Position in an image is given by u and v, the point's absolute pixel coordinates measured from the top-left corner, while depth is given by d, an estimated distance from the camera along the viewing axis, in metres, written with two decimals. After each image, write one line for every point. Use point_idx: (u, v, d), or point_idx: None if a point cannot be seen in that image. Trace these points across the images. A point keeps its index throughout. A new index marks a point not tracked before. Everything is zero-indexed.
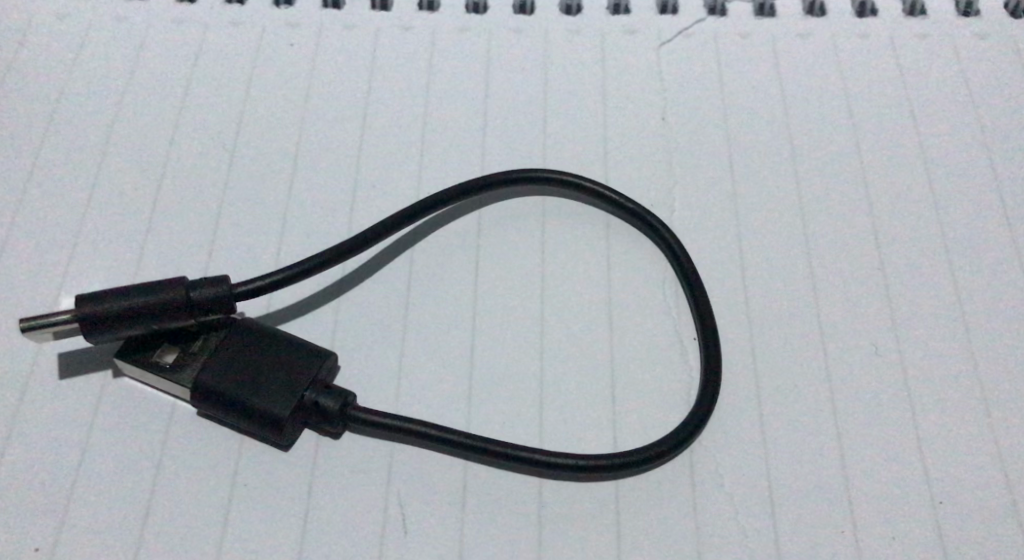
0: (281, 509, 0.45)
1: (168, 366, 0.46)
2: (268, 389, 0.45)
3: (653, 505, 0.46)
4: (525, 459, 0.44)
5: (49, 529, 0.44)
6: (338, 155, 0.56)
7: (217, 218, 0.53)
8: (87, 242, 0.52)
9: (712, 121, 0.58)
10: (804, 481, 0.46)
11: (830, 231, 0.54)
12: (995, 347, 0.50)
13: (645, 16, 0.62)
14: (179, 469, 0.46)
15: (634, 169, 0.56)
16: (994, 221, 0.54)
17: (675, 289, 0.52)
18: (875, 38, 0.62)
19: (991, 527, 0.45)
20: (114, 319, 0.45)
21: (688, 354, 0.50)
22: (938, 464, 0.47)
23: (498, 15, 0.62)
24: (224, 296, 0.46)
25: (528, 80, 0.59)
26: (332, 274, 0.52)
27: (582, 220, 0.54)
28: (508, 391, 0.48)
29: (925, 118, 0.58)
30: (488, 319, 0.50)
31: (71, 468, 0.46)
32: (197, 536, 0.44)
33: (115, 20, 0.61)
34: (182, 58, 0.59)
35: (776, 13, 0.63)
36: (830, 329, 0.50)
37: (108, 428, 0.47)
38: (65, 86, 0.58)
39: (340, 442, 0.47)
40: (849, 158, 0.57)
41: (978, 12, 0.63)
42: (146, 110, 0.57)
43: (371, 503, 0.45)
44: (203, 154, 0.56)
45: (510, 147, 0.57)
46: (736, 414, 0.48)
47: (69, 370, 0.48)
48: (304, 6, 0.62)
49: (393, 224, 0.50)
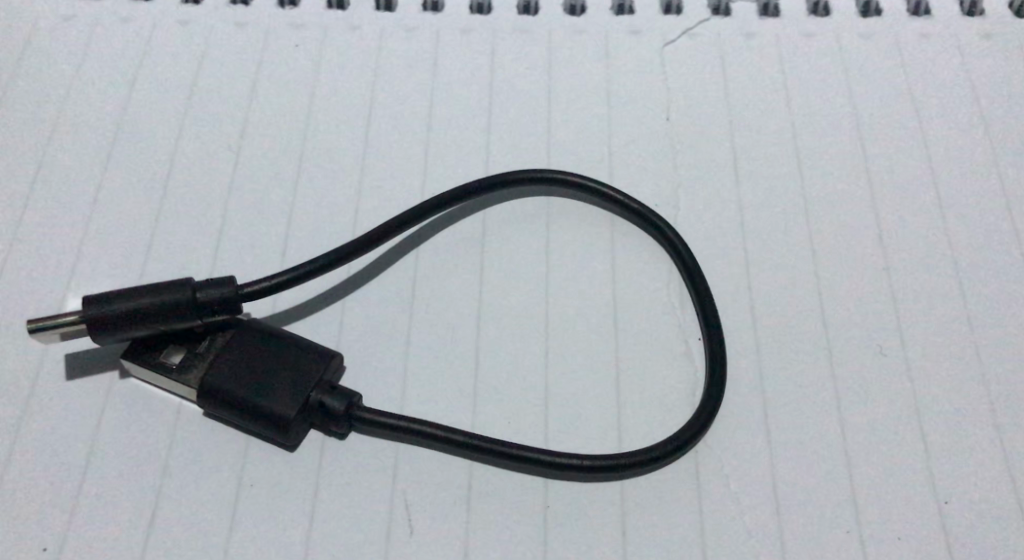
0: (287, 508, 0.45)
1: (174, 367, 0.47)
2: (274, 390, 0.45)
3: (659, 505, 0.45)
4: (529, 459, 0.45)
5: (57, 530, 0.45)
6: (342, 156, 0.56)
7: (222, 220, 0.53)
8: (94, 243, 0.53)
9: (716, 121, 0.58)
10: (809, 480, 0.46)
11: (834, 230, 0.54)
12: (999, 346, 0.50)
13: (648, 15, 0.62)
14: (185, 470, 0.46)
15: (638, 169, 0.56)
16: (1000, 218, 0.54)
17: (680, 289, 0.52)
18: (879, 37, 0.61)
19: (996, 524, 0.45)
20: (120, 320, 0.45)
21: (692, 354, 0.50)
22: (944, 463, 0.47)
23: (502, 16, 0.62)
24: (229, 297, 0.46)
25: (532, 81, 0.59)
26: (338, 274, 0.52)
27: (587, 221, 0.54)
28: (514, 391, 0.48)
29: (930, 116, 0.58)
30: (493, 320, 0.50)
31: (77, 469, 0.46)
32: (205, 536, 0.44)
33: (120, 23, 0.61)
34: (188, 60, 0.60)
35: (780, 13, 0.62)
36: (835, 327, 0.50)
37: (115, 429, 0.47)
38: (72, 87, 0.59)
39: (345, 443, 0.47)
40: (854, 157, 0.56)
41: (983, 11, 0.62)
42: (151, 111, 0.58)
43: (377, 504, 0.45)
44: (208, 157, 0.56)
45: (513, 147, 0.57)
46: (740, 413, 0.48)
47: (76, 371, 0.49)
48: (308, 7, 0.62)
49: (397, 225, 0.50)
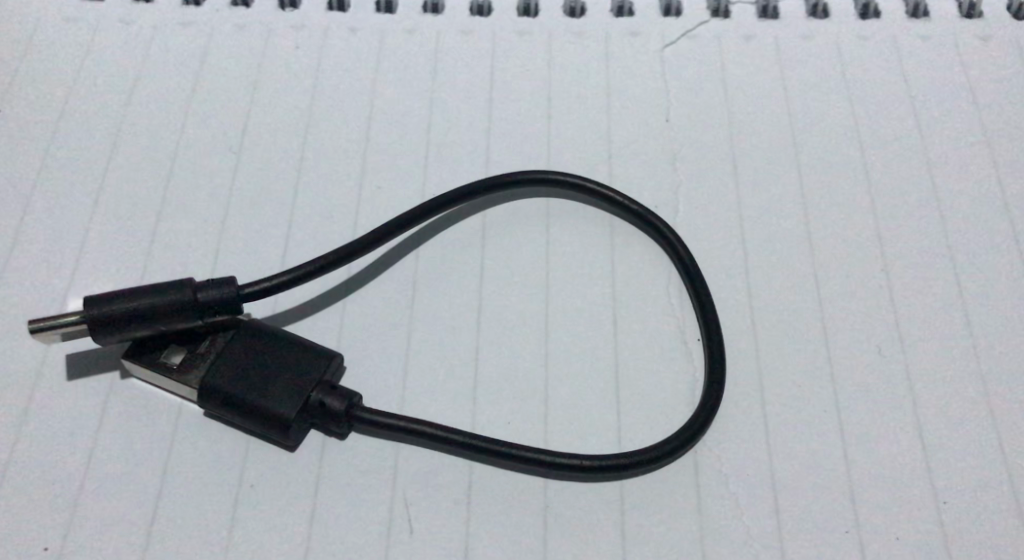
0: (287, 507, 0.45)
1: (175, 367, 0.47)
2: (275, 389, 0.45)
3: (658, 504, 0.46)
4: (528, 458, 0.45)
5: (58, 529, 0.45)
6: (342, 157, 0.56)
7: (223, 220, 0.54)
8: (96, 244, 0.53)
9: (715, 123, 0.58)
10: (808, 479, 0.46)
11: (833, 231, 0.54)
12: (998, 347, 0.50)
13: (648, 18, 0.63)
14: (186, 470, 0.46)
15: (637, 170, 0.56)
16: (998, 220, 0.54)
17: (679, 290, 0.52)
18: (877, 39, 0.62)
19: (993, 525, 0.45)
20: (122, 321, 0.45)
21: (691, 354, 0.50)
22: (942, 462, 0.47)
23: (502, 18, 0.62)
24: (230, 297, 0.46)
25: (532, 83, 0.60)
26: (338, 275, 0.52)
27: (586, 222, 0.54)
28: (514, 391, 0.48)
29: (929, 119, 0.58)
30: (493, 320, 0.51)
31: (79, 469, 0.46)
32: (206, 536, 0.45)
33: (120, 24, 0.61)
34: (189, 61, 0.60)
35: (779, 15, 0.63)
36: (833, 327, 0.51)
37: (117, 429, 0.47)
38: (72, 87, 0.59)
39: (345, 442, 0.47)
40: (852, 158, 0.57)
41: (982, 13, 0.62)
42: (152, 112, 0.58)
43: (377, 503, 0.45)
44: (209, 157, 0.56)
45: (513, 148, 0.57)
46: (738, 413, 0.48)
47: (78, 371, 0.49)
48: (308, 9, 0.62)
49: (398, 226, 0.50)
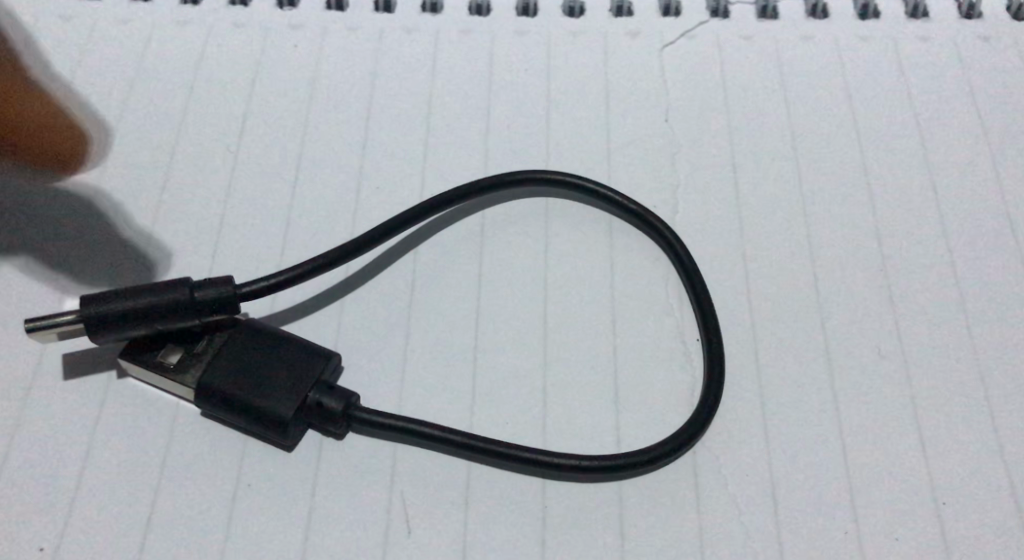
0: (283, 507, 0.45)
1: (172, 366, 0.46)
2: (272, 389, 0.45)
3: (657, 505, 0.45)
4: (526, 459, 0.45)
5: (53, 529, 0.44)
6: (341, 156, 0.56)
7: (221, 220, 0.53)
8: (93, 242, 0.53)
9: (714, 123, 0.58)
10: (806, 480, 0.46)
11: (832, 232, 0.54)
12: (998, 348, 0.50)
13: (647, 17, 0.62)
14: (183, 469, 0.46)
15: (636, 170, 0.56)
16: (997, 221, 0.54)
17: (677, 290, 0.52)
18: (877, 39, 0.61)
19: (993, 526, 0.45)
20: (119, 320, 0.45)
21: (689, 354, 0.50)
22: (941, 464, 0.47)
23: (501, 18, 0.62)
24: (227, 297, 0.46)
25: (531, 83, 0.60)
26: (336, 275, 0.52)
27: (586, 222, 0.54)
28: (512, 392, 0.48)
29: (929, 119, 0.58)
30: (492, 320, 0.50)
31: (75, 468, 0.46)
32: (202, 536, 0.44)
33: (118, 24, 0.61)
34: (187, 61, 0.60)
35: (778, 15, 0.63)
36: (833, 328, 0.50)
37: (112, 429, 0.47)
38: (70, 86, 0.58)
39: (342, 443, 0.47)
40: (852, 158, 0.56)
41: (981, 14, 0.62)
42: (149, 111, 0.58)
43: (374, 504, 0.45)
44: (206, 157, 0.56)
45: (512, 147, 0.57)
46: (737, 414, 0.48)
47: (74, 371, 0.49)
48: (307, 8, 0.62)
49: (396, 226, 0.50)
